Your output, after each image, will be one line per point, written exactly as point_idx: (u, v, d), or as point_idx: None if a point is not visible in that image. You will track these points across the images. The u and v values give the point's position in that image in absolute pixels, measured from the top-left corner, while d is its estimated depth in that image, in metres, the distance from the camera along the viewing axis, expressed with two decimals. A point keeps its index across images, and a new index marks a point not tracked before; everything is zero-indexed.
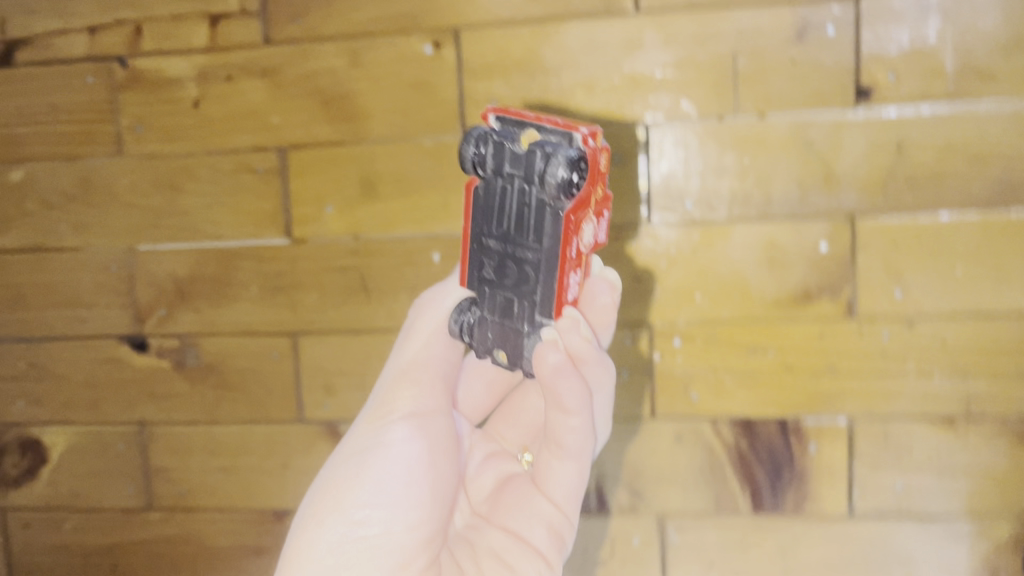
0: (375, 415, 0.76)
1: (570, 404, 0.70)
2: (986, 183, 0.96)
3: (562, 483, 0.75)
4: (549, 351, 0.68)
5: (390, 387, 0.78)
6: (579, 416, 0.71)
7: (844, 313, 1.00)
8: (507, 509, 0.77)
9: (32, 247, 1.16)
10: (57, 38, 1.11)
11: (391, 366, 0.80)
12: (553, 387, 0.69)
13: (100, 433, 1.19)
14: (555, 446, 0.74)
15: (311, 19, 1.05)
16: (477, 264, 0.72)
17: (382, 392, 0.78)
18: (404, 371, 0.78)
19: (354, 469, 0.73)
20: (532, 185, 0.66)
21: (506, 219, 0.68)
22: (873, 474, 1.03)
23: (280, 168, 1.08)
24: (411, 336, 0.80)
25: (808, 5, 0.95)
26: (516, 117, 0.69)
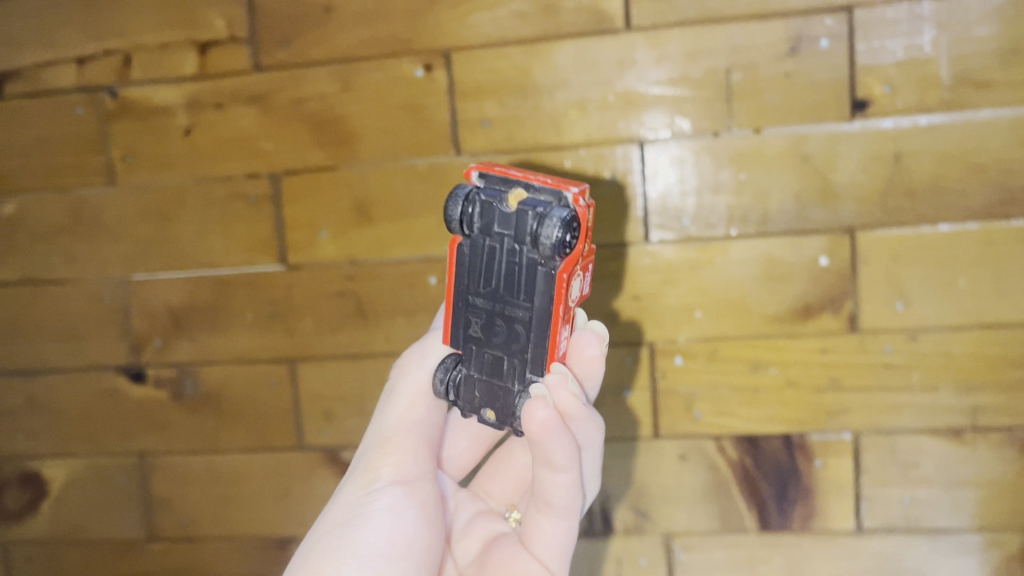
0: (360, 481, 0.74)
1: (559, 461, 0.68)
2: (986, 193, 0.95)
3: (550, 543, 0.72)
4: (538, 408, 0.66)
5: (374, 452, 0.76)
6: (568, 475, 0.69)
7: (846, 327, 0.99)
8: (492, 571, 0.74)
9: (26, 280, 1.16)
10: (44, 70, 1.10)
11: (373, 433, 0.79)
12: (542, 446, 0.67)
13: (98, 465, 1.18)
14: (543, 504, 0.72)
15: (300, 44, 1.04)
16: (462, 321, 0.72)
17: (366, 459, 0.76)
18: (388, 434, 0.77)
19: (339, 538, 0.69)
20: (523, 245, 0.67)
21: (495, 278, 0.69)
22: (880, 488, 1.02)
23: (273, 195, 1.08)
24: (393, 400, 0.79)
25: (801, 17, 0.94)
26: (501, 176, 0.69)
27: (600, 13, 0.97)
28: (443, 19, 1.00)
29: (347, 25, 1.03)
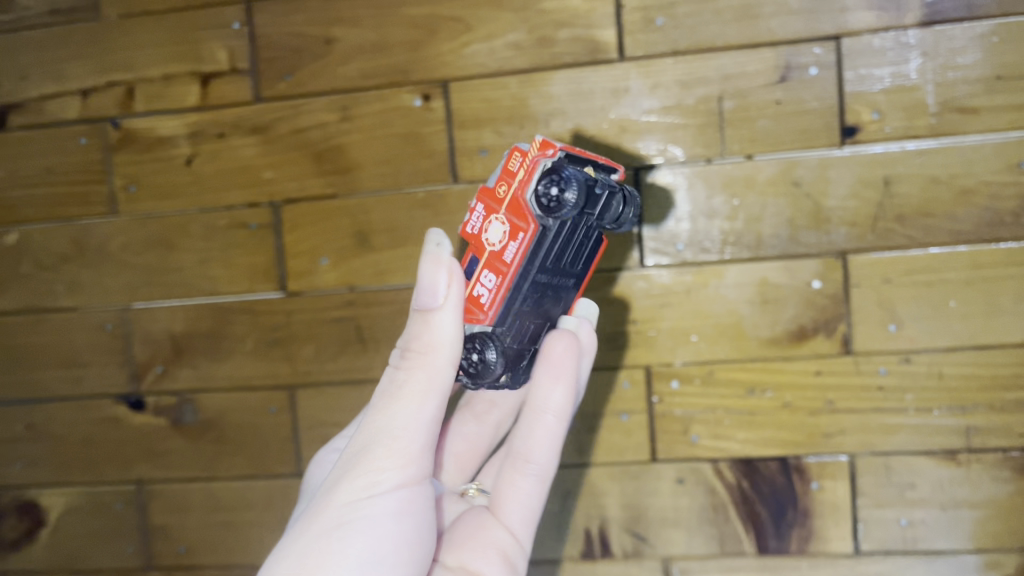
0: (356, 484, 0.64)
1: (559, 404, 0.74)
2: (974, 216, 0.97)
3: (523, 502, 0.75)
4: (558, 340, 0.72)
5: (368, 449, 0.65)
6: (558, 423, 0.75)
7: (840, 349, 1.00)
8: (461, 544, 0.74)
9: (28, 308, 1.17)
10: (49, 101, 1.13)
11: (367, 426, 0.66)
12: (548, 378, 0.73)
13: (96, 494, 1.18)
14: (520, 462, 0.75)
15: (301, 75, 1.07)
16: (518, 299, 0.66)
17: (360, 456, 0.65)
18: (389, 436, 0.65)
19: (334, 547, 0.62)
20: (602, 221, 0.69)
21: (567, 253, 0.68)
22: (877, 510, 1.03)
23: (273, 223, 1.09)
24: (393, 391, 0.66)
25: (789, 46, 0.97)
26: (578, 153, 0.67)
27: (594, 44, 1.00)
28: (441, 50, 1.03)
29: (347, 56, 1.05)
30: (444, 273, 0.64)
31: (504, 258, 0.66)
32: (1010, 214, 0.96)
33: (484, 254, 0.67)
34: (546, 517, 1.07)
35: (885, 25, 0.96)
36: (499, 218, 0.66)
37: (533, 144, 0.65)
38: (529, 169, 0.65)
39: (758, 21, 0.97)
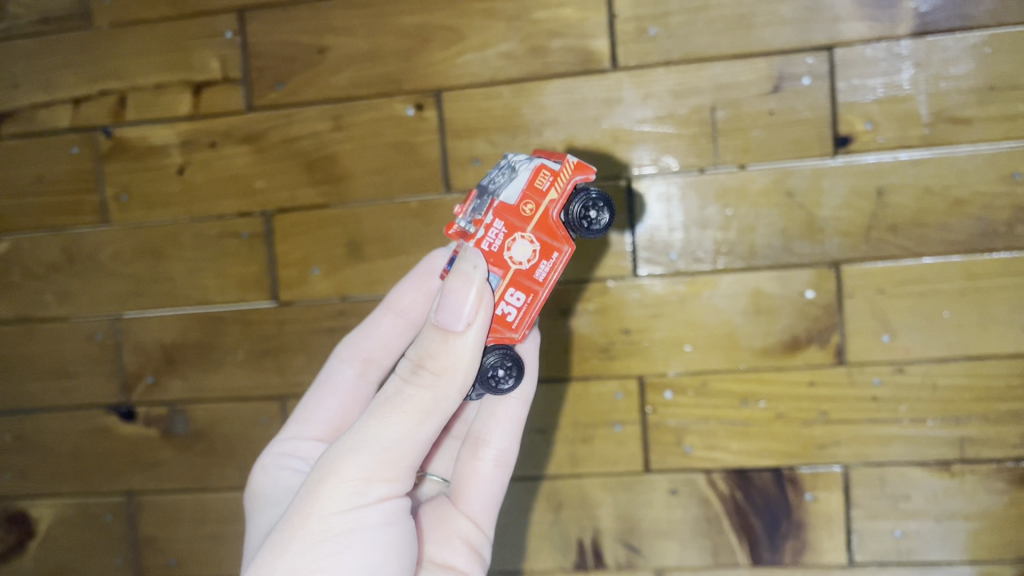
0: (345, 495, 0.63)
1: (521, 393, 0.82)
2: (967, 226, 0.97)
3: (484, 486, 0.81)
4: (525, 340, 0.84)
5: (357, 459, 0.63)
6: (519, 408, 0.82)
7: (834, 360, 1.00)
8: (425, 535, 0.78)
9: (18, 317, 1.16)
10: (40, 110, 1.12)
11: (356, 436, 0.64)
12: None
13: (85, 506, 1.17)
14: (481, 445, 0.82)
15: (293, 84, 1.06)
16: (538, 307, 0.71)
17: (349, 467, 0.63)
18: (383, 447, 0.64)
19: (323, 561, 0.61)
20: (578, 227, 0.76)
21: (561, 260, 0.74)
22: (871, 521, 1.02)
23: (265, 232, 1.09)
24: (393, 404, 0.65)
25: (782, 56, 0.97)
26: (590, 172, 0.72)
27: (587, 54, 1.00)
28: (434, 59, 1.03)
29: (340, 65, 1.05)
30: (476, 296, 0.66)
31: (533, 276, 0.69)
32: (1003, 224, 0.96)
33: (510, 271, 0.69)
34: (539, 528, 1.07)
35: (878, 35, 0.96)
36: (526, 237, 0.69)
37: (567, 166, 0.70)
38: (562, 190, 0.69)
39: (751, 32, 0.97)
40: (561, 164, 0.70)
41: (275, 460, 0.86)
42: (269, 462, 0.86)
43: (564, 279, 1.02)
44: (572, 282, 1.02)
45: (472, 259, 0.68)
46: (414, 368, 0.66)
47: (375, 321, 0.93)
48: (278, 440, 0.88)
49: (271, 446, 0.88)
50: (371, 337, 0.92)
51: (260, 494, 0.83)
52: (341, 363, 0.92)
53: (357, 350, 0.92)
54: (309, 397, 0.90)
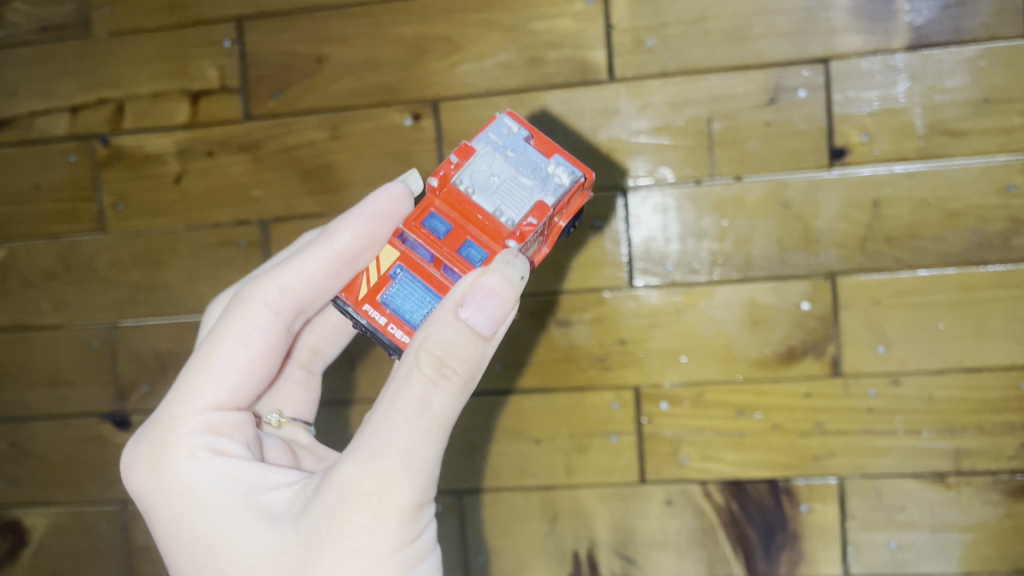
0: (406, 527, 0.60)
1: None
2: (962, 238, 0.97)
3: None
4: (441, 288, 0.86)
5: (410, 488, 0.60)
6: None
7: (830, 371, 1.00)
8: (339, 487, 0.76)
9: (14, 325, 1.16)
10: (38, 118, 1.13)
11: (400, 461, 0.60)
12: None
13: (79, 514, 1.16)
14: None
15: (291, 93, 1.07)
16: None
17: (406, 499, 0.60)
18: (429, 469, 0.61)
19: None
20: None
21: None
22: (867, 533, 1.02)
23: (261, 240, 1.08)
24: (427, 418, 0.60)
25: (778, 68, 0.97)
26: None
27: (584, 65, 1.00)
28: (431, 69, 1.03)
29: (337, 75, 1.05)
30: (510, 297, 0.62)
31: None
32: (998, 236, 0.97)
33: None
34: (535, 538, 1.07)
35: (873, 47, 0.96)
36: (540, 237, 0.70)
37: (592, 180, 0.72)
38: (576, 205, 0.72)
39: (747, 44, 0.98)
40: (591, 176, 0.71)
41: (196, 439, 0.68)
42: (188, 445, 0.68)
43: (529, 291, 1.03)
44: (535, 295, 1.03)
45: (520, 269, 0.64)
46: (439, 370, 0.60)
47: (305, 262, 0.75)
48: (193, 414, 0.69)
49: (188, 425, 0.69)
50: (304, 281, 0.75)
51: (194, 492, 0.66)
52: (269, 311, 0.75)
53: (289, 298, 0.75)
54: (225, 355, 0.73)
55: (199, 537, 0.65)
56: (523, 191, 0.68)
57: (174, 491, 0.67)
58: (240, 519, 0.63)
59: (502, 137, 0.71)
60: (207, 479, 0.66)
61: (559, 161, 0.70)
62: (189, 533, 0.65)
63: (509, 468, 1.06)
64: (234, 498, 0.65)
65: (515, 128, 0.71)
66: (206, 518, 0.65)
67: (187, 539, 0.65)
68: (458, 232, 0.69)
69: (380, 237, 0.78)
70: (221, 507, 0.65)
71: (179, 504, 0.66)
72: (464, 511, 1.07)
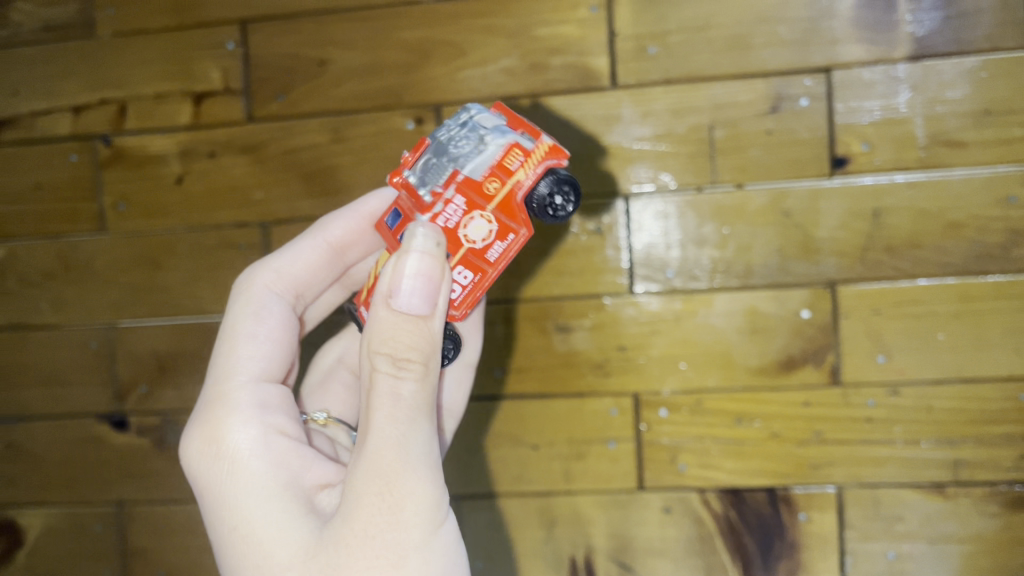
0: (431, 515, 0.60)
1: (469, 356, 0.91)
2: (962, 249, 0.97)
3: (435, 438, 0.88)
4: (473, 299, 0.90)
5: (425, 476, 0.61)
6: (467, 370, 0.91)
7: (829, 379, 1.00)
8: None
9: (12, 324, 1.16)
10: (40, 118, 1.13)
11: (399, 452, 0.60)
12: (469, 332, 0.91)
13: (75, 515, 1.16)
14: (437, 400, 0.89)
15: (294, 96, 1.07)
16: None
17: (421, 488, 0.60)
18: (424, 454, 0.61)
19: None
20: None
21: None
22: (865, 543, 1.02)
23: (261, 244, 1.08)
24: (404, 408, 0.61)
25: (781, 77, 0.98)
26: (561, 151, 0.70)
27: (587, 71, 1.01)
28: (434, 74, 1.03)
29: (340, 78, 1.06)
30: (442, 274, 0.64)
31: (486, 257, 0.67)
32: (998, 247, 0.97)
33: (462, 249, 0.66)
34: (532, 545, 1.06)
35: (875, 57, 0.96)
36: (483, 215, 0.66)
37: (540, 149, 0.66)
38: (521, 172, 0.66)
39: (750, 52, 0.98)
40: (535, 146, 0.66)
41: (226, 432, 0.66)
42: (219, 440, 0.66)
43: (531, 296, 1.02)
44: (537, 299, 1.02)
45: (433, 238, 0.64)
46: (397, 364, 0.61)
47: (300, 251, 0.81)
48: (240, 386, 0.69)
49: (229, 406, 0.67)
50: (300, 267, 0.81)
51: (226, 492, 0.64)
52: (273, 293, 0.77)
53: (288, 282, 0.79)
54: (248, 330, 0.73)
55: (237, 526, 0.62)
56: (444, 161, 0.67)
57: (211, 492, 0.64)
58: (276, 506, 0.62)
59: (455, 120, 0.70)
60: (250, 461, 0.64)
61: (498, 131, 0.68)
62: (225, 535, 0.63)
63: (507, 475, 1.05)
64: (270, 484, 0.63)
65: (470, 110, 0.71)
66: (244, 503, 0.63)
67: (227, 532, 0.63)
68: (403, 220, 0.69)
69: (369, 234, 0.85)
70: (259, 492, 0.63)
71: (218, 491, 0.64)
72: (460, 516, 1.06)
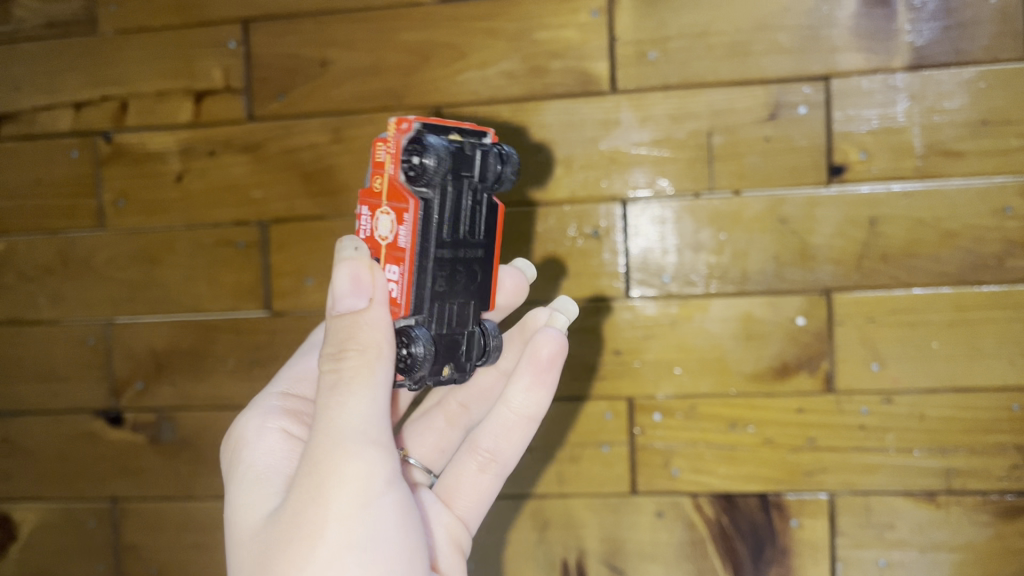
0: (357, 491, 0.56)
1: (525, 408, 0.65)
2: (957, 259, 0.97)
3: (474, 495, 0.66)
4: (543, 344, 0.64)
5: (354, 453, 0.56)
6: (526, 425, 0.66)
7: (823, 387, 1.00)
8: None
9: (9, 319, 1.16)
10: (41, 113, 1.13)
11: (332, 436, 0.57)
12: (530, 379, 0.65)
13: (69, 510, 1.16)
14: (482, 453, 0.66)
15: (295, 95, 1.07)
16: (448, 281, 0.63)
17: (355, 469, 0.56)
18: (364, 442, 0.57)
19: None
20: (483, 183, 0.64)
21: (464, 228, 0.64)
22: (856, 550, 1.02)
23: (261, 242, 1.09)
24: (340, 395, 0.57)
25: (780, 84, 0.98)
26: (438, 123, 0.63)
27: (586, 75, 1.01)
28: (434, 76, 1.04)
29: (341, 79, 1.06)
30: (372, 275, 0.59)
31: (401, 246, 0.62)
32: (993, 257, 0.97)
33: (382, 249, 0.63)
34: (524, 547, 1.06)
35: (874, 66, 0.97)
36: (379, 211, 0.63)
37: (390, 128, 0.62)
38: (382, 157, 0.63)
39: (749, 59, 0.98)
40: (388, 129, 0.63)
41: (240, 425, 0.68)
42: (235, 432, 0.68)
43: (528, 298, 1.03)
44: (534, 303, 1.02)
45: (352, 244, 0.60)
46: (337, 356, 0.58)
47: None
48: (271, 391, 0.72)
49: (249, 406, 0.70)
50: None
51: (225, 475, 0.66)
52: None
53: None
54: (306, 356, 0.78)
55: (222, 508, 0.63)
56: None
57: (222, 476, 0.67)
58: (246, 485, 0.62)
59: None
60: (243, 445, 0.66)
61: None
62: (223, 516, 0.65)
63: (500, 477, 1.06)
64: (248, 464, 0.63)
65: None
66: (227, 484, 0.64)
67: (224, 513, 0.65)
68: None
69: None
70: (239, 473, 0.64)
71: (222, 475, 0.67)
72: None
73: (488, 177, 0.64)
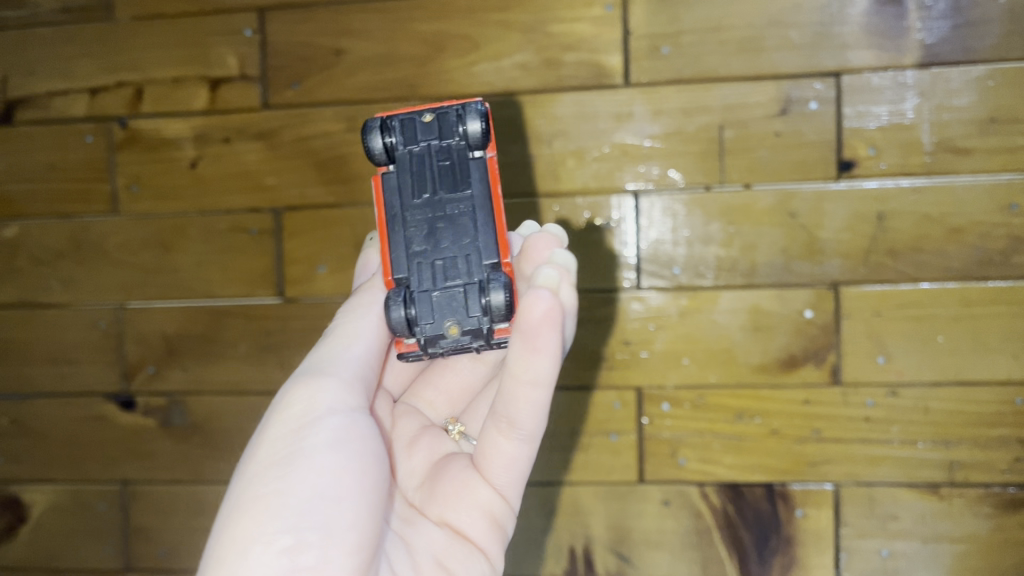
0: (297, 412, 0.63)
1: (529, 373, 0.61)
2: (964, 254, 0.99)
3: (505, 464, 0.65)
4: (534, 302, 0.58)
5: (304, 383, 0.64)
6: (539, 390, 0.61)
7: (830, 379, 1.02)
8: (444, 499, 0.67)
9: (21, 302, 1.17)
10: (56, 99, 1.14)
11: (302, 370, 0.67)
12: (525, 346, 0.60)
13: (80, 493, 1.17)
14: (505, 423, 0.64)
15: (309, 84, 1.08)
16: (425, 238, 0.69)
17: (302, 394, 0.64)
18: (323, 375, 0.66)
19: (274, 479, 0.59)
20: (446, 141, 0.71)
21: (436, 185, 0.70)
22: (860, 540, 1.03)
23: (273, 229, 1.10)
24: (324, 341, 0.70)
25: (791, 80, 0.99)
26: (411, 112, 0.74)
27: (599, 68, 1.02)
28: (448, 66, 1.04)
29: (355, 68, 1.07)
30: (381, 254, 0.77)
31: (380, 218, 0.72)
32: (999, 253, 0.99)
33: None
34: (532, 535, 1.07)
35: (884, 63, 0.98)
36: None
37: None
38: None
39: (762, 54, 0.99)
40: None
41: None
42: None
43: None
44: None
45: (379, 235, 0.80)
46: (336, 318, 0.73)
47: None
48: None
49: None
50: None
51: None
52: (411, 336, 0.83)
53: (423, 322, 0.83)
54: None
55: None
56: None
57: None
58: None
59: None
60: None
61: None
62: None
63: None
64: None
65: None
66: None
67: None
68: None
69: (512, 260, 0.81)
70: None
71: None
72: None
73: (451, 136, 0.71)
